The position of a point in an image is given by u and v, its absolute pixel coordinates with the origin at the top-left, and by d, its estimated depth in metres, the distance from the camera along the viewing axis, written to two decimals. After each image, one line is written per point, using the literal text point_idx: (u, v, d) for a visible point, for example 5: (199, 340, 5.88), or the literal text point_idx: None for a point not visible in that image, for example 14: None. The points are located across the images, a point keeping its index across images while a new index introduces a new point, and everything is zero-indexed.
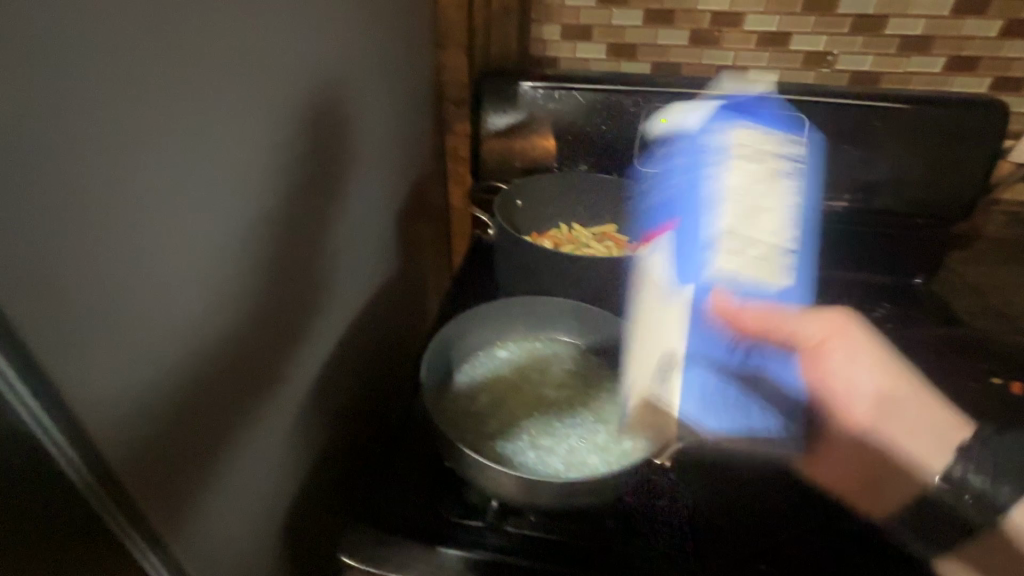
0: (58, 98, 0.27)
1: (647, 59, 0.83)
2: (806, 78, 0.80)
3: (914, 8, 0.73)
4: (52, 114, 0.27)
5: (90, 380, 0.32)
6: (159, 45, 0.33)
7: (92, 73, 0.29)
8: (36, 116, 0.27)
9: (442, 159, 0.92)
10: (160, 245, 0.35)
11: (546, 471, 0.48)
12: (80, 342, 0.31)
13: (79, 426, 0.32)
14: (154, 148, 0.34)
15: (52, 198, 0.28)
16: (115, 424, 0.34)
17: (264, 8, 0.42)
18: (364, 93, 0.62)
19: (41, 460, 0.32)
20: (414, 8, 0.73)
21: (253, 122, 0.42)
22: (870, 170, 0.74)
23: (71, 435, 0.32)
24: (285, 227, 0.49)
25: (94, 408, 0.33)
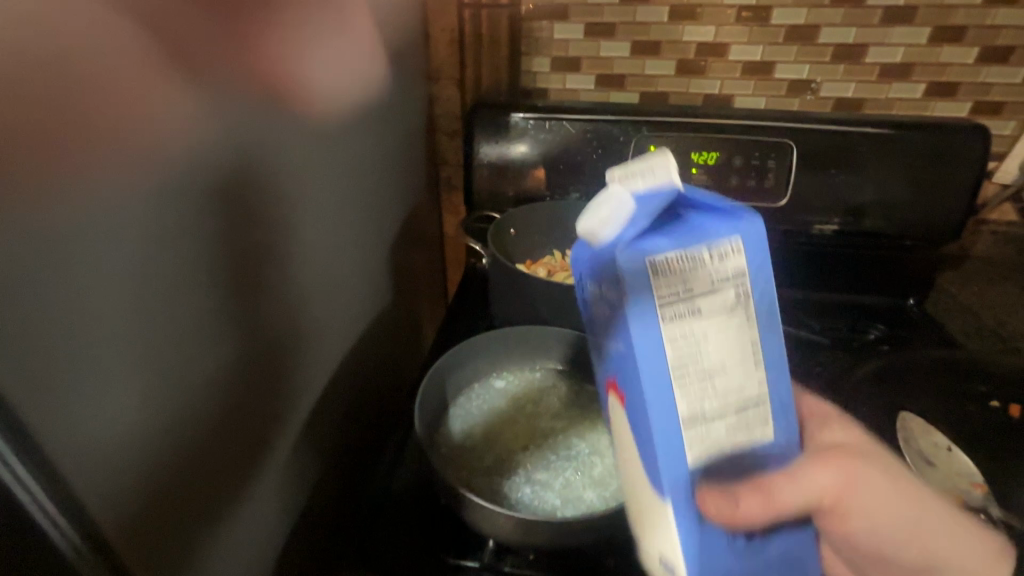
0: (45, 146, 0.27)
1: (635, 89, 0.84)
2: (791, 104, 0.82)
3: (892, 37, 0.75)
4: (39, 163, 0.27)
5: (65, 429, 0.31)
6: (149, 90, 0.33)
7: (81, 121, 0.29)
8: (22, 166, 0.26)
9: (436, 189, 0.93)
10: (149, 288, 0.35)
11: (544, 510, 0.46)
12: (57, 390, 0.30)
13: (53, 476, 0.31)
14: (144, 191, 0.34)
15: (38, 246, 0.28)
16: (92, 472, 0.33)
17: (254, 49, 0.43)
18: (356, 127, 0.63)
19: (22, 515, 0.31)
20: (406, 44, 0.74)
21: (243, 161, 0.43)
22: (859, 194, 0.74)
23: (54, 488, 0.31)
24: (277, 263, 0.49)
25: (69, 457, 0.31)
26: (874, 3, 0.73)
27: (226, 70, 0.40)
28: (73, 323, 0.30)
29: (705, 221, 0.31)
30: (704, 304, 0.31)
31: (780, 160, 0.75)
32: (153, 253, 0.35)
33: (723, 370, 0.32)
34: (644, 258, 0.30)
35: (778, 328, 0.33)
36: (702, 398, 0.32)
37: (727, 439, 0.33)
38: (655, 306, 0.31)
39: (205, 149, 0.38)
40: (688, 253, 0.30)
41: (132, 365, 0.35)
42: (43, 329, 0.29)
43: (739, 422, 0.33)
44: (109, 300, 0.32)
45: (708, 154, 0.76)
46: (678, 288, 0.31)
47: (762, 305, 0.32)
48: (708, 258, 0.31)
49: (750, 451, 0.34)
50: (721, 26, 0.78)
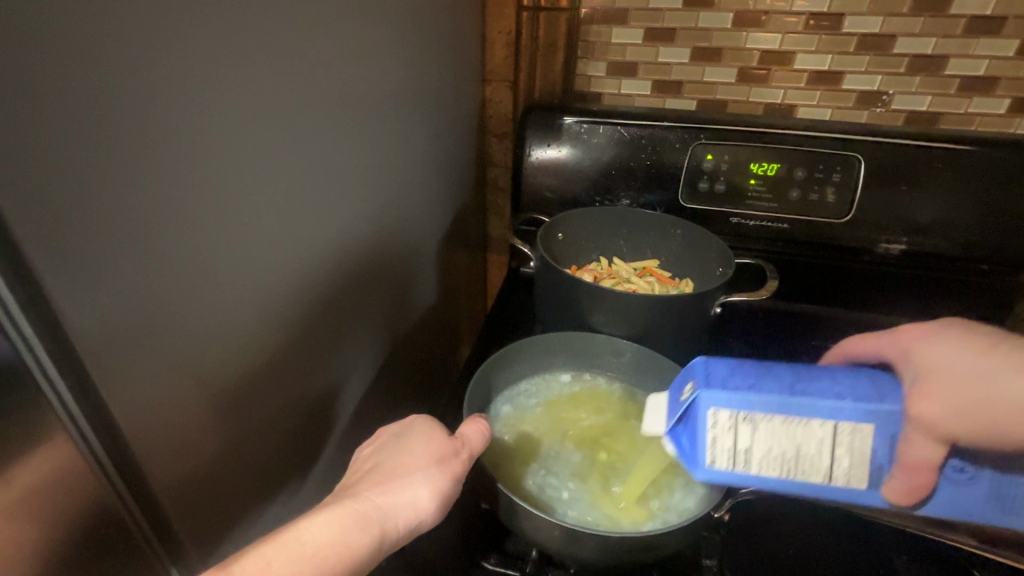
0: (121, 114, 0.28)
1: (692, 96, 0.82)
2: (859, 117, 0.78)
3: (976, 49, 0.71)
4: (114, 134, 0.28)
5: (120, 395, 0.31)
6: (220, 71, 0.34)
7: (157, 94, 0.30)
8: (100, 130, 0.27)
9: (481, 190, 0.94)
10: (209, 260, 0.35)
11: (591, 514, 0.46)
12: (116, 357, 0.30)
13: (109, 437, 0.31)
14: (210, 163, 0.34)
15: (111, 211, 0.28)
16: (142, 440, 0.33)
17: (319, 40, 0.43)
18: (410, 123, 0.63)
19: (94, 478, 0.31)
20: (461, 44, 0.75)
21: (301, 148, 0.43)
22: (931, 212, 0.70)
23: (115, 445, 0.32)
24: (329, 252, 0.49)
25: (119, 424, 0.31)
26: (959, 11, 0.69)
27: (289, 57, 0.40)
28: (130, 296, 0.30)
29: (685, 421, 0.40)
30: (752, 444, 0.37)
31: (845, 173, 0.72)
32: (210, 230, 0.35)
33: (804, 444, 0.37)
34: (704, 467, 0.38)
35: (783, 406, 0.36)
36: (823, 466, 0.37)
37: (857, 462, 0.37)
38: (748, 475, 0.38)
39: (259, 129, 0.38)
40: (705, 444, 0.38)
41: (186, 340, 0.35)
42: (110, 305, 0.29)
43: (850, 452, 0.36)
44: (176, 266, 0.33)
45: (768, 166, 0.73)
46: (727, 454, 0.38)
47: (758, 407, 0.36)
48: (714, 432, 0.37)
49: (881, 452, 0.36)
50: (788, 33, 0.75)
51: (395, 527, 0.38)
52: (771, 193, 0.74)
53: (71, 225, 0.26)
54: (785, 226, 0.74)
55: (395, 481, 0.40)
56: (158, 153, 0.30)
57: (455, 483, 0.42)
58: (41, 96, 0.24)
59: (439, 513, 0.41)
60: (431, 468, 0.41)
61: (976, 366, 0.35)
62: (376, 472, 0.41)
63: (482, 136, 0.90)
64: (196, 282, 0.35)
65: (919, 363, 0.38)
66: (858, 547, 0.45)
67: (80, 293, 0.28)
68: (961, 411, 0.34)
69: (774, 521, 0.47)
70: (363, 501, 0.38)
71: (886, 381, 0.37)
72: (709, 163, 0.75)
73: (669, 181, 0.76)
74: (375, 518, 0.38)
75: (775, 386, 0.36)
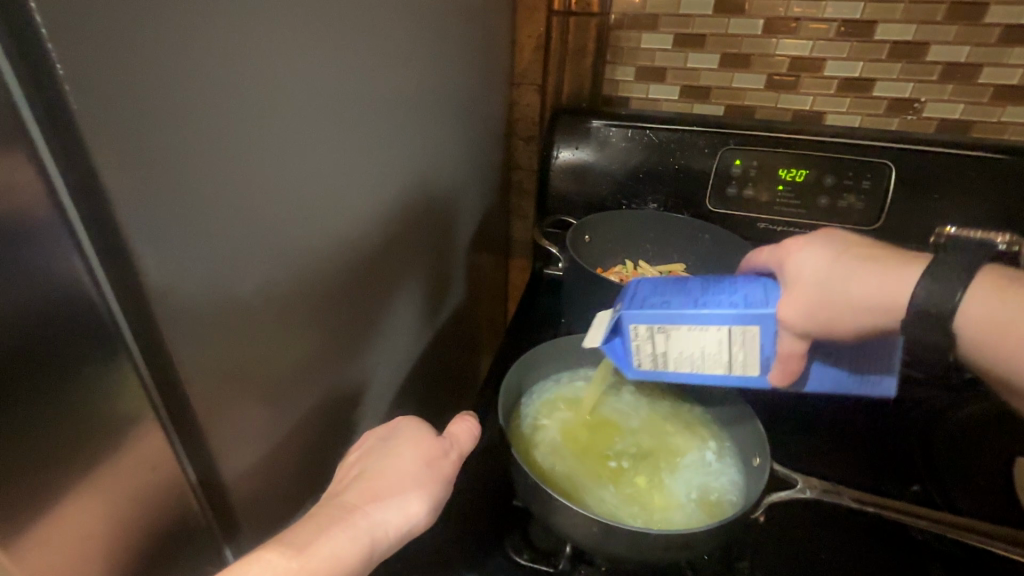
0: (197, 111, 0.29)
1: (720, 102, 0.83)
2: (889, 124, 0.78)
3: (1010, 57, 0.70)
4: (192, 130, 0.29)
5: (192, 384, 0.33)
6: (281, 72, 0.35)
7: (229, 93, 0.31)
8: (181, 125, 0.28)
9: (506, 193, 0.95)
10: (267, 253, 0.37)
11: (605, 504, 0.46)
12: (187, 345, 0.32)
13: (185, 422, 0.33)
14: (270, 161, 0.35)
15: (187, 204, 0.30)
16: (213, 428, 0.35)
17: (364, 42, 0.44)
18: (444, 123, 0.64)
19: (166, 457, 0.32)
20: (492, 48, 0.76)
21: (347, 146, 0.44)
22: (963, 220, 0.69)
23: (182, 427, 0.33)
24: (367, 247, 0.50)
25: (193, 410, 0.33)
26: (994, 19, 0.69)
27: (338, 59, 0.41)
28: (201, 290, 0.32)
29: (613, 338, 0.47)
30: (668, 349, 0.44)
31: (876, 181, 0.71)
32: (269, 227, 0.37)
33: (707, 346, 0.43)
34: (633, 368, 0.46)
35: (683, 316, 0.43)
36: (724, 360, 0.44)
37: (750, 356, 0.43)
38: (669, 372, 0.45)
39: (311, 129, 0.39)
40: (630, 352, 0.45)
41: (247, 333, 0.36)
42: (182, 293, 0.31)
43: (742, 348, 0.43)
44: (240, 259, 0.34)
45: (797, 172, 0.73)
46: (649, 357, 0.45)
47: (662, 318, 0.43)
48: (637, 342, 0.45)
49: (766, 344, 0.43)
50: (818, 40, 0.75)
51: (388, 533, 0.39)
52: (800, 198, 0.74)
53: (153, 216, 0.28)
54: (813, 232, 0.74)
55: (381, 484, 0.41)
56: (228, 149, 0.32)
57: (447, 486, 0.43)
58: (132, 93, 0.25)
59: (430, 515, 0.42)
60: (423, 473, 0.42)
61: (822, 260, 0.41)
62: (364, 475, 0.42)
63: (509, 139, 0.91)
64: (255, 275, 0.36)
65: (782, 255, 0.43)
66: (892, 553, 0.45)
67: (158, 281, 0.29)
68: (813, 310, 0.40)
69: (806, 525, 0.47)
70: (348, 509, 0.39)
71: (774, 285, 0.43)
72: (737, 168, 0.75)
73: (697, 186, 0.76)
74: (365, 527, 0.38)
75: (681, 299, 0.43)
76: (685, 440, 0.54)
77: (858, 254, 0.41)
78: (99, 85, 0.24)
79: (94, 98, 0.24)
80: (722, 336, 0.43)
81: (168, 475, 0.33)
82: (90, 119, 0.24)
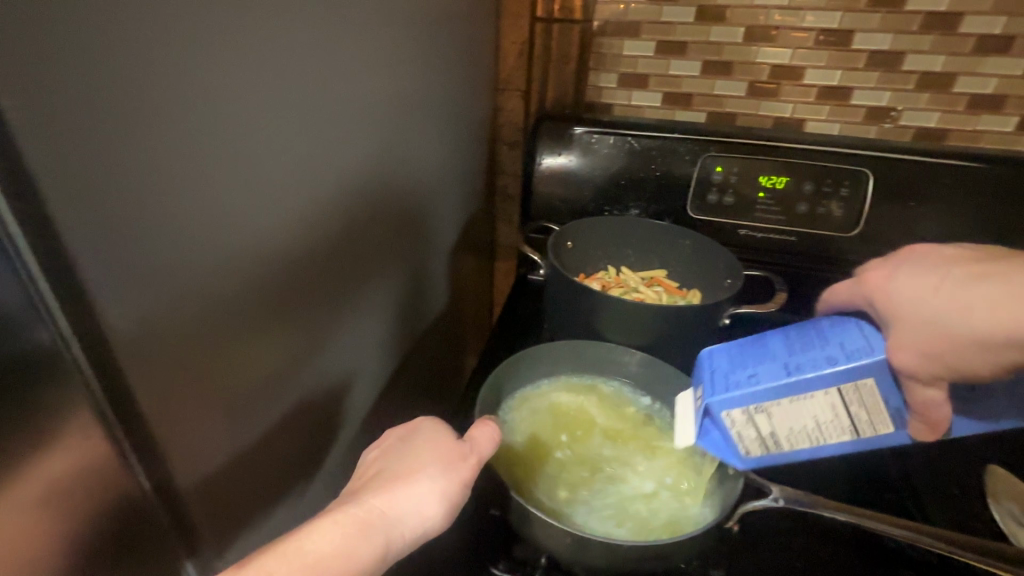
0: (153, 124, 0.29)
1: (702, 109, 0.83)
2: (867, 132, 0.79)
3: (983, 67, 0.71)
4: (147, 142, 0.29)
5: (143, 396, 0.32)
6: (246, 83, 0.35)
7: (188, 104, 0.31)
8: (134, 138, 0.28)
9: (491, 198, 0.95)
10: (232, 265, 0.36)
11: (544, 490, 0.48)
12: (143, 359, 0.31)
13: (140, 438, 0.32)
14: (235, 172, 0.35)
15: (142, 217, 0.29)
16: (169, 440, 0.34)
17: (338, 51, 0.44)
18: (424, 130, 0.64)
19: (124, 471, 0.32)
20: (474, 54, 0.76)
21: (320, 155, 0.44)
22: (938, 227, 0.70)
23: (140, 441, 0.33)
24: (343, 256, 0.50)
25: (147, 422, 0.33)
26: (967, 30, 0.70)
27: (310, 68, 0.41)
28: (154, 301, 0.31)
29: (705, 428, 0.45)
30: (773, 429, 0.42)
31: (853, 188, 0.72)
32: (236, 238, 0.36)
33: (818, 414, 0.41)
34: (741, 456, 0.44)
35: (776, 390, 0.41)
36: (844, 424, 0.41)
37: (874, 412, 0.40)
38: (781, 453, 0.44)
39: (280, 139, 0.39)
40: (731, 439, 0.44)
41: (208, 343, 0.36)
42: (138, 306, 0.30)
43: (860, 406, 0.40)
44: (202, 270, 0.34)
45: (777, 179, 0.74)
46: (756, 442, 0.43)
47: (753, 401, 0.41)
48: (737, 431, 0.43)
49: (890, 398, 0.40)
50: (798, 48, 0.76)
51: (405, 533, 0.39)
52: (780, 205, 0.74)
53: (105, 231, 0.28)
54: (793, 239, 0.75)
55: (402, 487, 0.40)
56: (187, 161, 0.32)
57: (466, 486, 0.42)
58: (81, 106, 0.25)
59: (446, 517, 0.41)
60: (442, 472, 0.42)
61: (924, 290, 0.37)
62: (387, 477, 0.41)
63: (493, 144, 0.91)
64: (219, 286, 0.36)
65: (882, 289, 0.40)
66: (864, 561, 0.46)
67: (110, 295, 0.29)
68: (936, 339, 0.36)
69: (780, 534, 0.47)
70: (367, 507, 0.38)
71: (872, 330, 0.41)
72: (718, 175, 0.75)
73: (678, 192, 0.76)
74: (381, 526, 0.38)
75: (773, 369, 0.42)
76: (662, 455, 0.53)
77: (959, 265, 0.37)
78: (37, 93, 0.23)
79: (38, 112, 0.24)
80: (829, 400, 0.40)
81: (127, 490, 0.32)
82: (28, 127, 0.23)
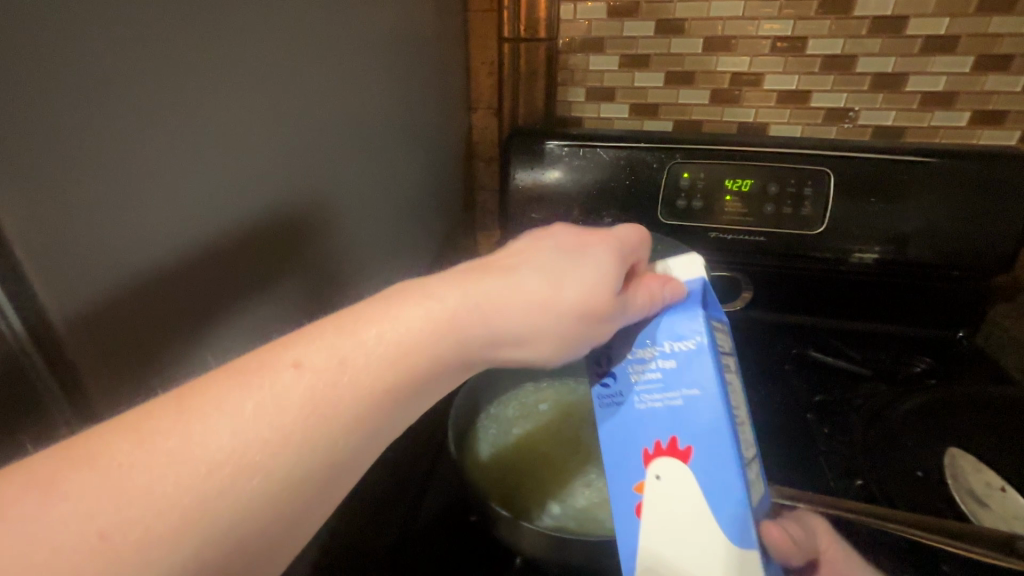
0: (114, 156, 0.32)
1: (668, 117, 0.86)
2: (828, 133, 0.81)
3: (933, 66, 0.74)
4: (110, 172, 0.31)
5: (108, 407, 0.34)
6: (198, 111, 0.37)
7: (146, 136, 0.33)
8: (95, 169, 0.31)
9: (468, 213, 0.97)
10: (198, 286, 0.39)
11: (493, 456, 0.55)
12: (112, 377, 0.34)
13: None
14: (196, 197, 0.38)
15: (106, 244, 0.32)
16: None
17: (291, 79, 0.47)
18: (388, 152, 0.67)
19: None
20: (441, 76, 0.79)
21: (278, 176, 0.46)
22: (902, 221, 0.72)
23: None
24: (308, 275, 0.52)
25: None
26: (914, 32, 0.73)
27: (264, 94, 0.44)
28: (126, 320, 0.34)
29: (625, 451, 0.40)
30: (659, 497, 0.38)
31: (817, 187, 0.75)
32: (200, 262, 0.39)
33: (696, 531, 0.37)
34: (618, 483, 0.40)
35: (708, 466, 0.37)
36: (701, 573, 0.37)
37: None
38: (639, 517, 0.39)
39: (241, 165, 0.42)
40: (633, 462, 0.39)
41: (167, 327, 0.36)
42: (104, 328, 0.32)
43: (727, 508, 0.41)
44: (168, 292, 0.36)
45: (743, 182, 0.76)
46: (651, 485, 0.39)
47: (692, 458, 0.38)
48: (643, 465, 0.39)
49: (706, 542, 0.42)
50: (756, 56, 0.79)
51: (477, 351, 0.36)
52: (746, 206, 0.77)
53: (72, 256, 0.30)
54: (762, 238, 0.77)
55: (504, 297, 0.37)
56: (147, 188, 0.34)
57: (570, 326, 0.38)
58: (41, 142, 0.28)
59: (528, 348, 0.38)
60: (552, 301, 0.38)
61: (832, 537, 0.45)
62: (517, 279, 0.38)
63: (468, 161, 0.94)
64: (187, 306, 0.38)
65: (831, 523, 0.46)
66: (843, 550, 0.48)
67: (76, 316, 0.31)
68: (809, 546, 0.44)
69: None
70: (462, 314, 0.35)
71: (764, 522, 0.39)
72: (686, 181, 0.78)
73: (647, 200, 0.79)
74: (462, 343, 0.35)
75: (707, 467, 0.37)
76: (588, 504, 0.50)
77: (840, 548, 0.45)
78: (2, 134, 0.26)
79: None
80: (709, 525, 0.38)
81: None
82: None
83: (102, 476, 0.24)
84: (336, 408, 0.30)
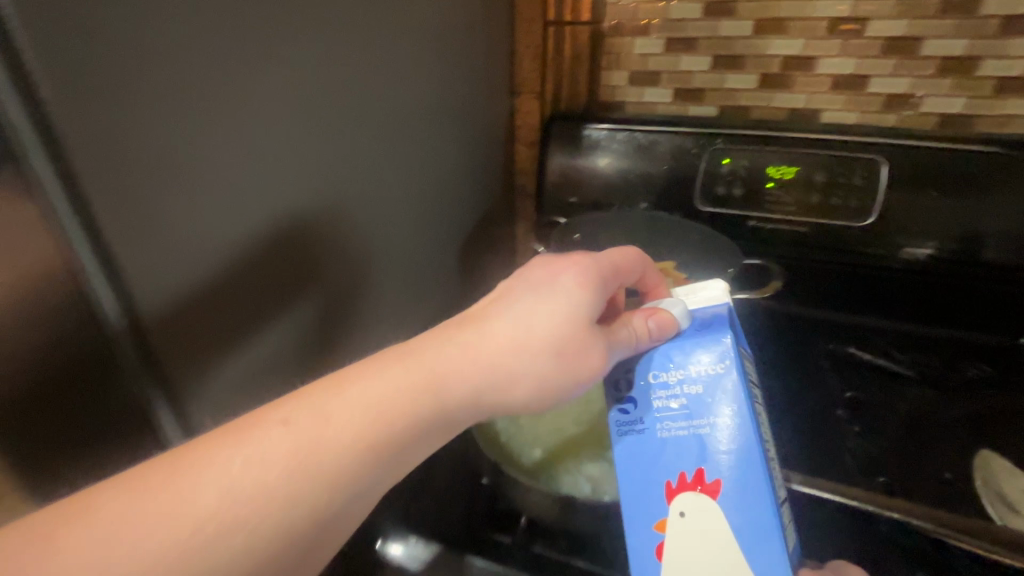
0: (164, 120, 0.36)
1: (714, 103, 0.84)
2: (887, 120, 0.77)
3: (1010, 49, 0.68)
4: (160, 133, 0.36)
5: (160, 346, 0.38)
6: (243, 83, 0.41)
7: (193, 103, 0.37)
8: (148, 129, 0.35)
9: (510, 195, 0.99)
10: (240, 242, 0.43)
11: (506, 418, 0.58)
12: (162, 317, 0.38)
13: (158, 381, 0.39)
14: (238, 161, 0.42)
15: (156, 197, 0.36)
16: (182, 382, 0.40)
17: (335, 57, 0.50)
18: (432, 132, 0.70)
19: (142, 403, 0.39)
20: (486, 59, 0.81)
21: (319, 149, 0.50)
22: (967, 218, 0.68)
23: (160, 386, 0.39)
24: (348, 243, 0.56)
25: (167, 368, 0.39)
26: (989, 11, 0.67)
27: (308, 72, 0.47)
28: (173, 266, 0.38)
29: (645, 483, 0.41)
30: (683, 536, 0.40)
31: (868, 176, 0.71)
32: (242, 220, 0.43)
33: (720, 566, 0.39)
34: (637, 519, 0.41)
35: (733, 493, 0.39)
36: None
37: None
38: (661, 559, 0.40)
39: (281, 135, 0.45)
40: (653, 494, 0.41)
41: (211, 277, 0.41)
42: (154, 271, 0.37)
43: None
44: (210, 245, 0.40)
45: (787, 169, 0.74)
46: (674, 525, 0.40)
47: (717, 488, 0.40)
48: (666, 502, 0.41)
49: None
50: (810, 38, 0.75)
51: (464, 406, 0.39)
52: (789, 196, 0.74)
53: (126, 206, 0.35)
54: (804, 229, 0.74)
55: (483, 351, 0.40)
56: (194, 150, 0.38)
57: (552, 374, 0.41)
58: (103, 105, 0.32)
59: (518, 398, 0.41)
60: (534, 351, 0.40)
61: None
62: (491, 324, 0.41)
63: (511, 144, 0.95)
64: (228, 260, 0.42)
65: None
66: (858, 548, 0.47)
67: (130, 258, 0.35)
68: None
69: None
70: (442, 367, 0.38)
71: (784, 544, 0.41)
72: (726, 167, 0.76)
73: (685, 185, 0.78)
74: (441, 392, 0.38)
75: (732, 495, 0.39)
76: (597, 469, 0.52)
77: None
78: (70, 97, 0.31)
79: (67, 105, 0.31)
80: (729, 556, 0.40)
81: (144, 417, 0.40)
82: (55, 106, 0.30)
83: (107, 515, 0.30)
84: (333, 446, 0.34)
